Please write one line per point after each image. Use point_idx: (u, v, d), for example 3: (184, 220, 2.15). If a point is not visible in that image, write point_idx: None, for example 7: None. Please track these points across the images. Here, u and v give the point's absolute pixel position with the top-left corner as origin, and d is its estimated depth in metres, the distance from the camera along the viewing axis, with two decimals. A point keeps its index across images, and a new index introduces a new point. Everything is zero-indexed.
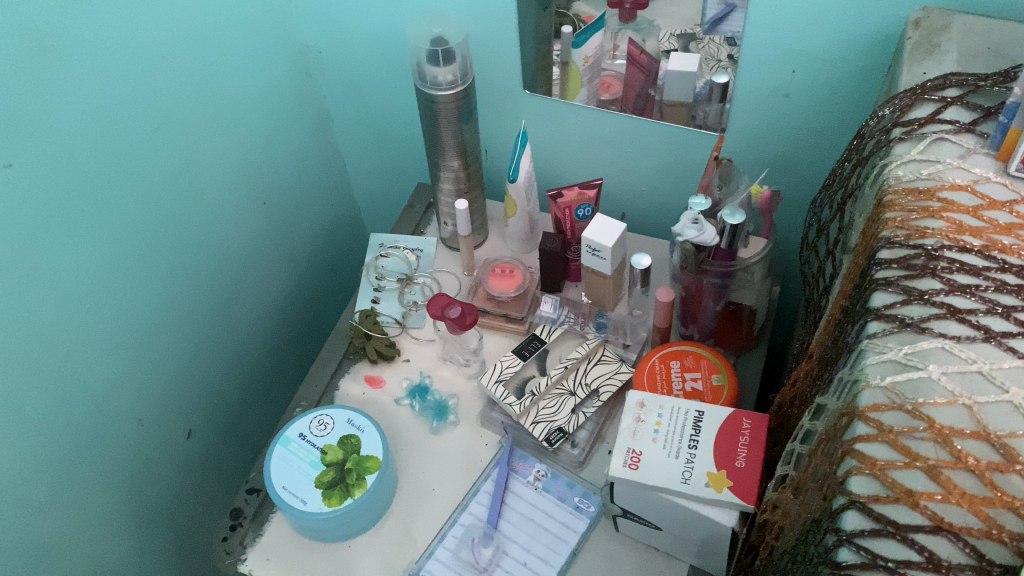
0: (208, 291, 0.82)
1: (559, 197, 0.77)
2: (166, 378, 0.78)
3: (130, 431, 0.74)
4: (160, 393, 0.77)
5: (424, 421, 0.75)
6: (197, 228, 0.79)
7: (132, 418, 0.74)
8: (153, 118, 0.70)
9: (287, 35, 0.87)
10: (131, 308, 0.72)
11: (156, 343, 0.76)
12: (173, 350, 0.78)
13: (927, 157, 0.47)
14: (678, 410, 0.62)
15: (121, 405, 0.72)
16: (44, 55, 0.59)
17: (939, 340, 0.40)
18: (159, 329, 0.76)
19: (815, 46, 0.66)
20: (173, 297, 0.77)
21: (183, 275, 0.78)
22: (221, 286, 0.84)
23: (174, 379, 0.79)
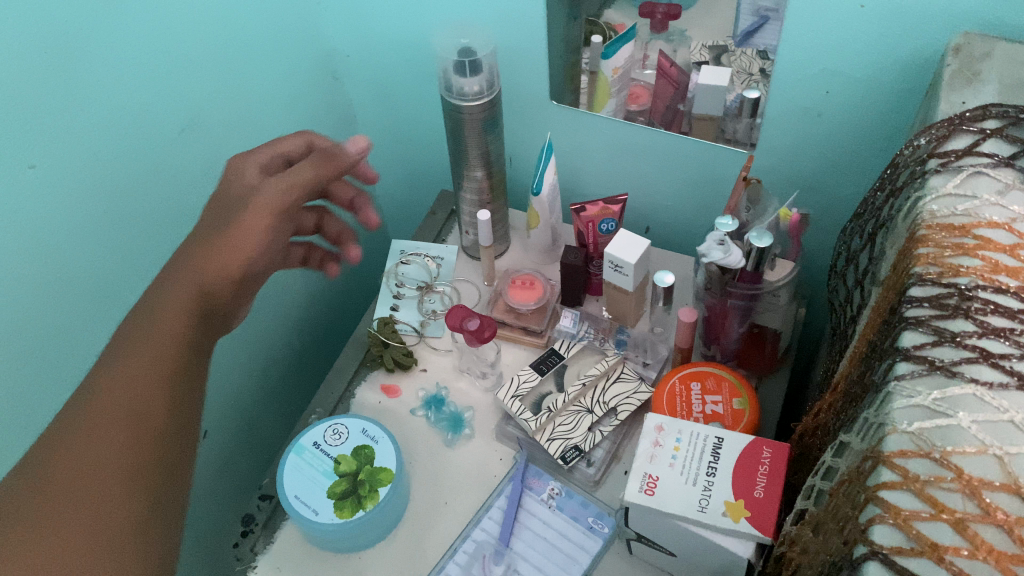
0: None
1: (581, 211, 0.76)
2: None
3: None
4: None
5: (439, 433, 0.74)
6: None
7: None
8: (177, 120, 0.70)
9: (313, 38, 0.87)
10: None
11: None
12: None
13: (963, 191, 0.46)
14: (697, 435, 0.61)
15: None
16: (71, 58, 0.59)
17: (971, 386, 0.38)
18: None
19: (849, 67, 0.64)
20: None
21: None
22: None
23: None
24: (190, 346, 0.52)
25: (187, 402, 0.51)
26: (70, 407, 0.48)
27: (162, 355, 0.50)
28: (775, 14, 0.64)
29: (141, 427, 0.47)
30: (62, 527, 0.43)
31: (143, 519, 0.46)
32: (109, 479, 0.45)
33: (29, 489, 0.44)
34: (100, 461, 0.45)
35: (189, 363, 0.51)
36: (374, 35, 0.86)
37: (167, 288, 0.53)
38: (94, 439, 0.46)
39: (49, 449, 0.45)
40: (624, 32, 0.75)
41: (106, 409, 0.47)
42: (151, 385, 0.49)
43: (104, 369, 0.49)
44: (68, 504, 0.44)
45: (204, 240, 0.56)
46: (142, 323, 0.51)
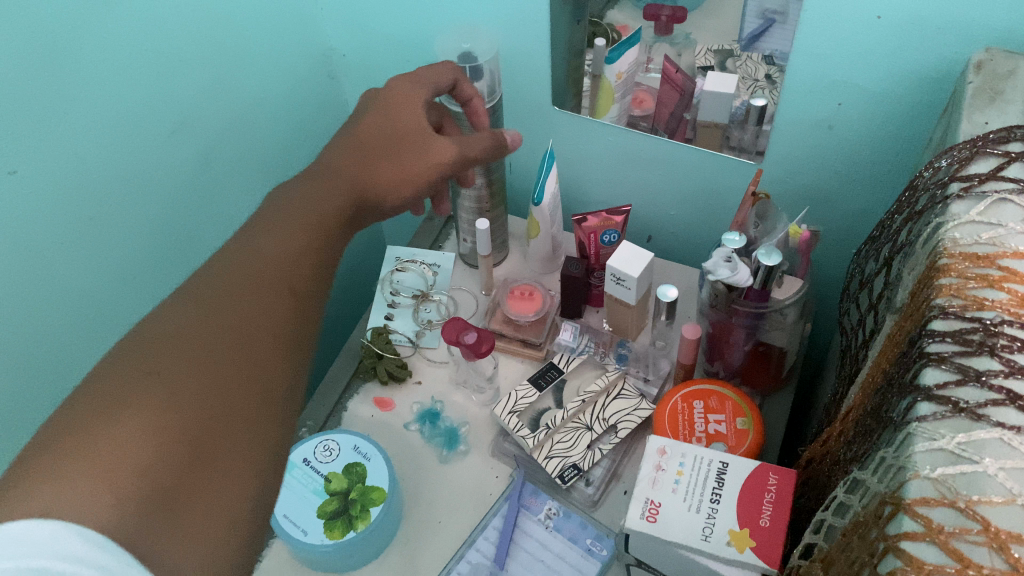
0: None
1: (583, 222, 0.74)
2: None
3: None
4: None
5: (434, 449, 0.72)
6: (205, 235, 0.76)
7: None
8: (167, 121, 0.68)
9: (309, 36, 0.84)
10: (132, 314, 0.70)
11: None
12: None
13: (987, 219, 0.44)
14: (701, 459, 0.59)
15: None
16: (57, 60, 0.56)
17: (998, 430, 0.36)
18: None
19: (865, 79, 0.62)
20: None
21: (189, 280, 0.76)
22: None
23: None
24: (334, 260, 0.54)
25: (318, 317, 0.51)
26: (215, 289, 0.46)
27: (307, 271, 0.51)
28: (781, 15, 0.62)
29: (275, 338, 0.46)
30: (198, 409, 0.41)
31: (267, 432, 0.44)
32: (251, 375, 0.44)
33: (164, 360, 0.42)
34: (223, 352, 0.44)
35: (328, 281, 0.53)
36: (373, 34, 0.83)
37: (319, 189, 0.55)
38: (235, 338, 0.45)
39: (190, 327, 0.44)
40: (628, 36, 0.73)
41: (252, 314, 0.46)
42: (289, 298, 0.49)
43: (245, 264, 0.48)
44: (208, 388, 0.42)
45: (356, 150, 0.58)
46: (289, 225, 0.52)
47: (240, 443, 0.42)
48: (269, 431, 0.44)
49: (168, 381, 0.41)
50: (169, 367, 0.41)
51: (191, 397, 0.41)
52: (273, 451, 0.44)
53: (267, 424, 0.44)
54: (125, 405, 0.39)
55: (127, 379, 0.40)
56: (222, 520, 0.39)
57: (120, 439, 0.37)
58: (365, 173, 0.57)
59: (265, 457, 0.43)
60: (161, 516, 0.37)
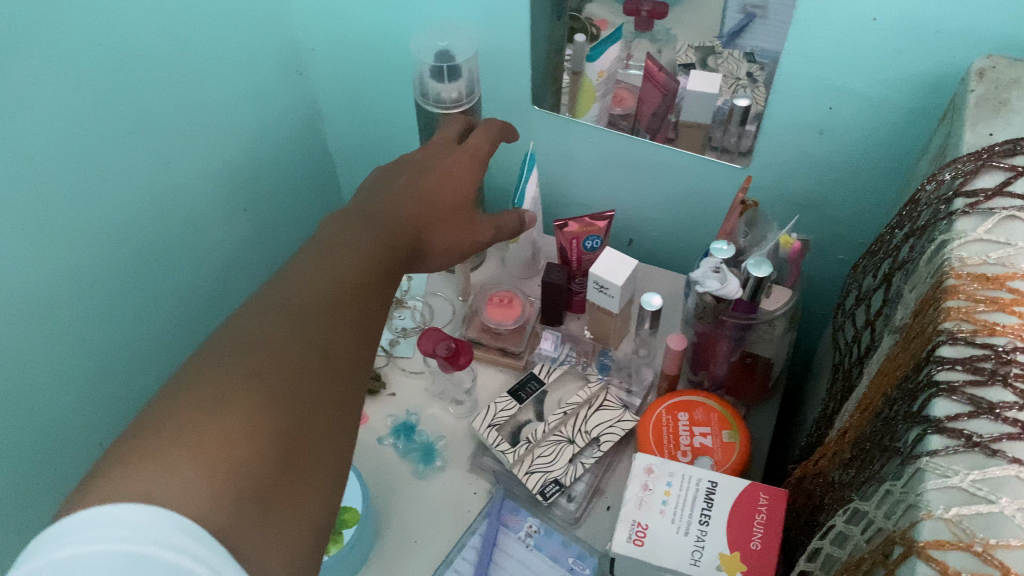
0: (173, 301, 0.76)
1: (564, 227, 0.71)
2: (118, 403, 0.71)
3: (83, 453, 0.69)
4: (116, 412, 0.72)
5: (410, 464, 0.69)
6: (167, 240, 0.73)
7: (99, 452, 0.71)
8: (124, 121, 0.64)
9: (277, 30, 0.80)
10: (92, 324, 0.66)
11: (119, 364, 0.70)
12: (136, 366, 0.73)
13: (995, 237, 0.42)
14: (689, 478, 0.57)
15: (74, 425, 0.67)
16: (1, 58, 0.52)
17: (1014, 467, 0.34)
18: (119, 347, 0.70)
19: (857, 84, 0.60)
20: (139, 312, 0.71)
21: (150, 287, 0.72)
22: (190, 296, 0.78)
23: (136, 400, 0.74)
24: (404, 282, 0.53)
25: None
26: (309, 293, 0.46)
27: (387, 290, 0.50)
28: (759, 9, 0.61)
29: (358, 353, 0.46)
30: (293, 416, 0.40)
31: (345, 445, 0.43)
32: (339, 387, 0.44)
33: (263, 361, 0.41)
34: (320, 362, 0.43)
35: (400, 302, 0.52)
36: (344, 29, 0.80)
37: (382, 229, 0.53)
38: (327, 347, 0.44)
39: (289, 329, 0.43)
40: (609, 32, 0.71)
41: (345, 328, 0.45)
42: (373, 315, 0.48)
43: (340, 273, 0.48)
44: (302, 394, 0.41)
45: (417, 201, 0.57)
46: (374, 244, 0.51)
47: (325, 454, 0.42)
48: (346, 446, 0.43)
49: (264, 384, 0.40)
50: (265, 368, 0.41)
51: (288, 400, 0.40)
52: (349, 466, 0.44)
53: (344, 437, 0.44)
54: (225, 405, 0.38)
55: (224, 378, 0.40)
56: (303, 527, 0.39)
57: (220, 440, 0.37)
58: (423, 230, 0.56)
59: (341, 471, 0.43)
60: (256, 516, 0.37)
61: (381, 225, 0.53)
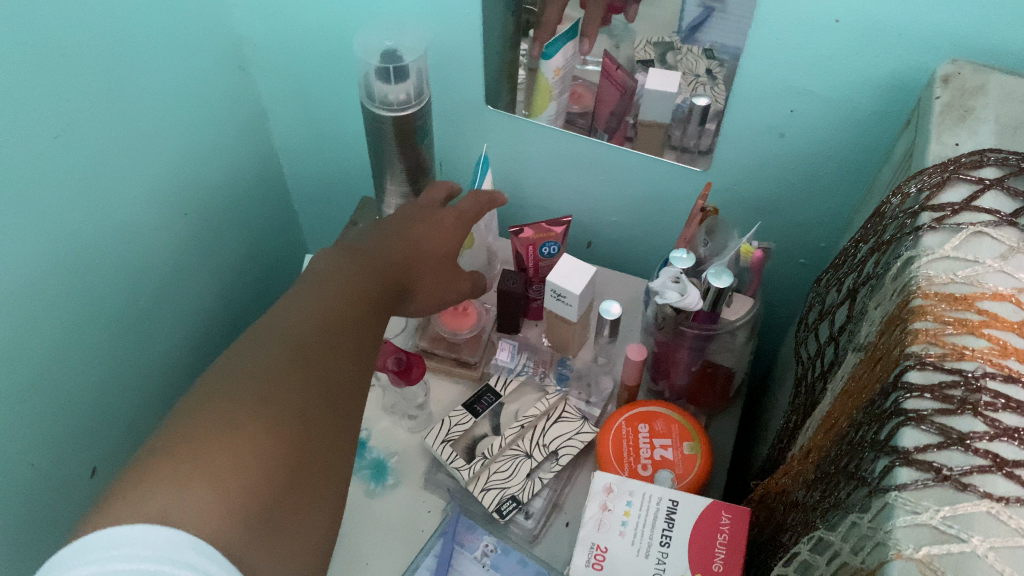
0: (124, 316, 0.71)
1: (521, 233, 0.69)
2: (69, 428, 0.67)
3: (25, 480, 0.63)
4: (69, 437, 0.67)
5: (361, 482, 0.66)
6: (114, 250, 0.68)
7: (51, 482, 0.66)
8: (57, 124, 0.59)
9: (218, 24, 0.76)
10: (30, 338, 0.60)
11: (69, 386, 0.66)
12: (87, 388, 0.68)
13: (963, 255, 0.40)
14: (650, 497, 0.55)
15: (13, 449, 0.61)
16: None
17: (985, 503, 0.33)
18: (63, 362, 0.64)
19: (821, 86, 0.58)
20: (88, 330, 0.67)
21: (99, 302, 0.67)
22: (142, 310, 0.74)
23: (88, 422, 0.69)
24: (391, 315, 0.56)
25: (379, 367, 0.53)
26: (304, 323, 0.48)
27: (376, 321, 0.53)
28: (718, 2, 0.57)
29: (354, 378, 0.48)
30: (298, 437, 0.42)
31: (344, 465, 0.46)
32: (338, 411, 0.46)
33: (267, 385, 0.43)
34: (319, 387, 0.45)
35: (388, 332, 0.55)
36: (286, 23, 0.76)
37: (375, 267, 0.55)
38: (325, 372, 0.46)
39: (289, 356, 0.45)
40: (565, 25, 0.67)
41: (341, 355, 0.48)
42: (365, 344, 0.50)
43: (335, 305, 0.50)
44: (305, 416, 0.43)
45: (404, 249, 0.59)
46: (363, 278, 0.54)
47: (327, 474, 0.44)
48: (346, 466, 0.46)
49: (270, 406, 0.42)
50: (269, 392, 0.43)
51: (291, 421, 0.43)
52: (345, 487, 0.46)
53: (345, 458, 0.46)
54: (233, 428, 0.41)
55: (230, 401, 0.42)
56: (303, 546, 0.42)
57: (231, 461, 0.39)
58: (408, 275, 0.58)
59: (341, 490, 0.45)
60: (260, 535, 0.39)
61: (371, 262, 0.56)
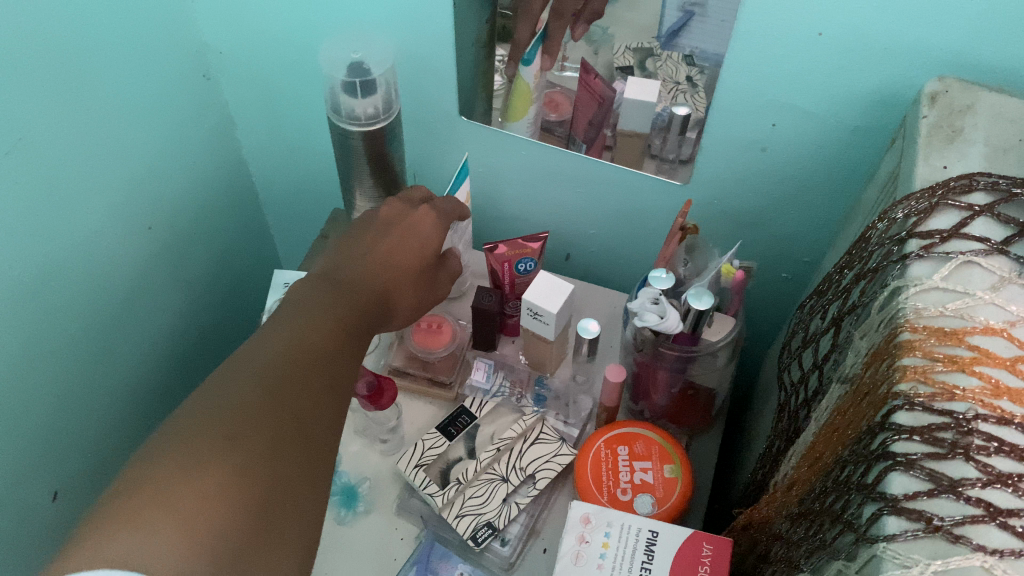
0: (88, 335, 0.68)
1: (496, 250, 0.66)
2: (29, 455, 0.63)
3: None
4: (30, 464, 0.64)
5: (331, 509, 0.64)
6: (76, 269, 0.65)
7: (11, 512, 0.63)
8: (11, 139, 0.56)
9: (182, 32, 0.73)
10: None
11: (27, 411, 0.63)
12: (46, 412, 0.65)
13: (952, 286, 0.38)
14: (629, 528, 0.53)
15: None
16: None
17: (979, 557, 0.31)
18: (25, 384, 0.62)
19: (805, 100, 0.56)
20: (47, 351, 0.64)
21: (58, 323, 0.64)
22: (106, 328, 0.71)
23: (48, 447, 0.66)
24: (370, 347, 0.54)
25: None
26: (281, 355, 0.46)
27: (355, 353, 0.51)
28: (699, 8, 0.55)
29: (332, 413, 0.46)
30: (273, 476, 0.40)
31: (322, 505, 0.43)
32: (316, 448, 0.44)
33: (242, 421, 0.41)
34: (296, 424, 0.43)
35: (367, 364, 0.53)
36: (252, 30, 0.73)
37: (351, 296, 0.53)
38: (302, 409, 0.44)
39: (264, 391, 0.43)
40: (537, 31, 0.66)
41: (320, 390, 0.46)
42: (344, 378, 0.48)
43: (313, 337, 0.48)
44: (281, 454, 0.41)
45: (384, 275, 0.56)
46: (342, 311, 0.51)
47: (304, 512, 0.41)
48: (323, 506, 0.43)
49: (244, 443, 0.40)
50: (243, 429, 0.41)
51: (265, 457, 0.40)
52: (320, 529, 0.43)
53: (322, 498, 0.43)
54: (205, 465, 0.38)
55: (201, 437, 0.40)
56: None
57: (202, 501, 0.37)
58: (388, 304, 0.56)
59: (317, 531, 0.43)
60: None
61: (351, 294, 0.53)
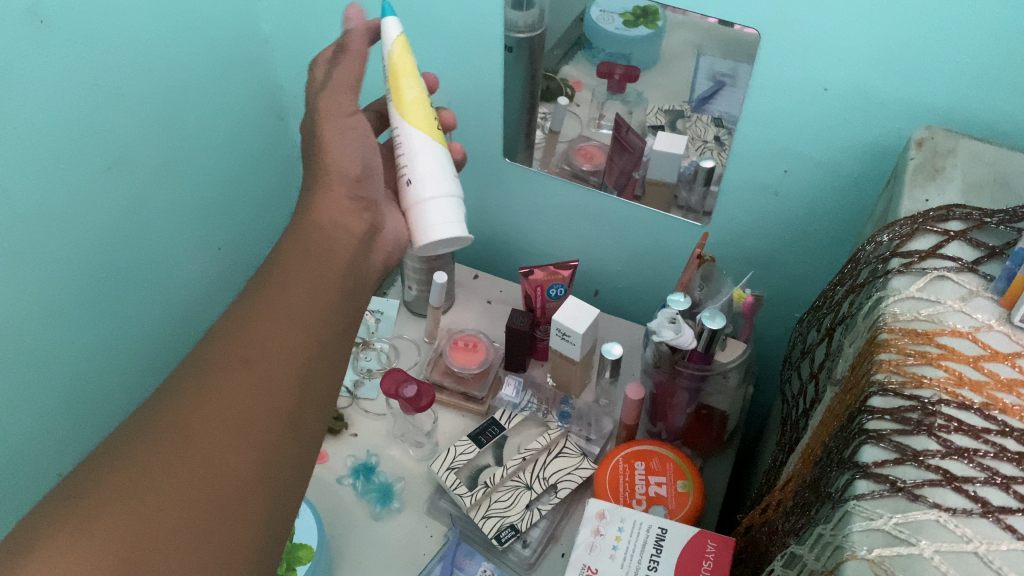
0: (137, 331, 0.78)
1: (530, 275, 0.74)
2: (73, 425, 0.72)
3: (34, 471, 0.69)
4: (74, 438, 0.73)
5: (367, 505, 0.70)
6: (135, 271, 0.76)
7: (51, 472, 0.71)
8: (92, 152, 0.67)
9: (259, 70, 0.86)
10: (50, 346, 0.67)
11: (78, 389, 0.72)
12: (94, 389, 0.74)
13: (926, 295, 0.44)
14: (641, 524, 0.58)
15: (26, 440, 0.67)
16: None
17: (934, 512, 0.36)
18: (81, 367, 0.72)
19: (810, 149, 0.63)
20: (97, 338, 0.73)
21: (110, 315, 0.74)
22: (152, 328, 0.80)
23: (91, 421, 0.75)
24: (327, 326, 0.49)
25: (326, 382, 0.47)
26: (218, 337, 0.46)
27: (295, 325, 0.47)
28: (732, 79, 0.62)
29: (256, 399, 0.43)
30: (151, 498, 0.39)
31: (250, 506, 0.41)
32: (225, 440, 0.42)
33: (123, 449, 0.41)
34: (212, 410, 0.43)
35: (329, 341, 0.48)
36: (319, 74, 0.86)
37: (313, 260, 0.51)
38: (205, 406, 0.43)
39: (202, 381, 0.44)
40: None
41: (228, 379, 0.44)
42: (270, 354, 0.45)
43: (229, 323, 0.47)
44: (163, 469, 0.40)
45: (332, 217, 0.54)
46: (271, 284, 0.49)
47: (213, 525, 0.40)
48: (256, 505, 0.41)
49: (163, 440, 0.41)
50: (124, 457, 0.41)
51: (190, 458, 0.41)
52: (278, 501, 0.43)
53: (257, 496, 0.42)
54: (75, 505, 0.38)
55: (88, 472, 0.40)
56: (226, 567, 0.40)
57: (111, 510, 0.38)
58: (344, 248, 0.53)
59: (254, 536, 0.41)
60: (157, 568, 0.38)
61: (310, 253, 0.51)
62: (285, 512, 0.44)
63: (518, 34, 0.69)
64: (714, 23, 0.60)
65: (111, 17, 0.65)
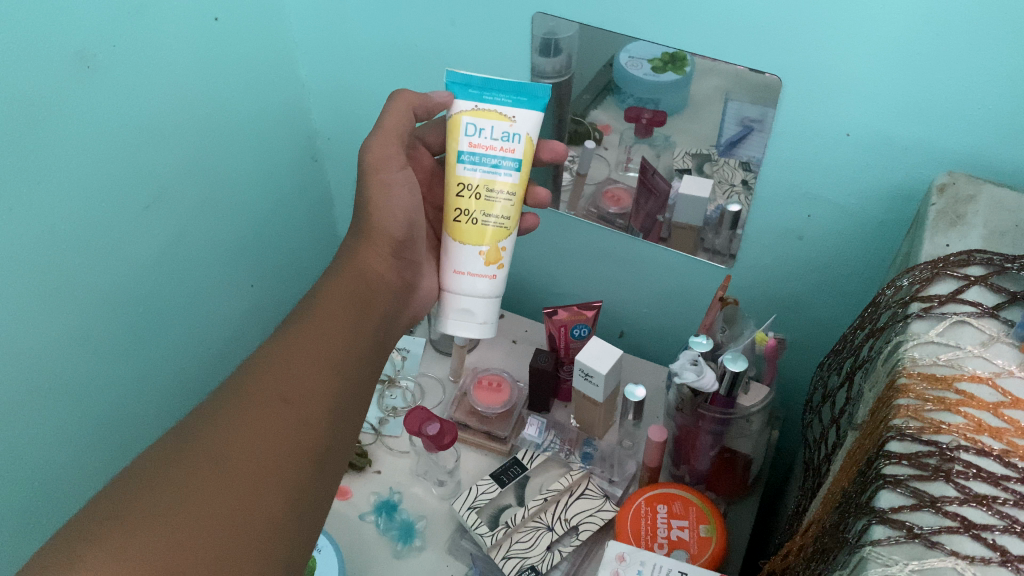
0: (173, 359, 0.81)
1: (554, 315, 0.74)
2: (106, 450, 0.74)
3: (66, 492, 0.71)
4: (107, 462, 0.75)
5: (389, 543, 0.70)
6: (175, 304, 0.79)
7: (84, 493, 0.73)
8: (136, 191, 0.70)
9: (296, 115, 0.89)
10: (89, 375, 0.70)
11: (112, 415, 0.74)
12: (126, 419, 0.76)
13: (946, 340, 0.45)
14: (660, 567, 0.57)
15: (60, 463, 0.70)
16: (25, 121, 0.58)
17: (951, 559, 0.35)
18: (117, 394, 0.74)
19: (833, 193, 0.63)
20: (134, 368, 0.75)
21: (147, 346, 0.76)
22: (188, 356, 0.83)
23: (125, 446, 0.77)
24: (354, 370, 0.53)
25: (350, 426, 0.51)
26: (248, 375, 0.49)
27: (327, 370, 0.51)
28: (758, 124, 0.63)
29: (286, 437, 0.47)
30: (184, 525, 0.42)
31: (280, 535, 0.44)
32: (259, 470, 0.45)
33: (158, 474, 0.44)
34: (244, 443, 0.46)
35: (355, 388, 0.52)
36: (353, 119, 0.89)
37: (340, 312, 0.55)
38: (241, 439, 0.46)
39: (233, 416, 0.47)
40: None
41: (263, 414, 0.47)
42: (306, 396, 0.49)
43: (264, 361, 0.50)
44: (199, 497, 0.43)
45: (360, 275, 0.58)
46: (303, 327, 0.53)
47: (243, 551, 0.42)
48: (282, 536, 0.44)
49: (195, 468, 0.44)
50: (163, 479, 0.43)
51: (222, 485, 0.44)
52: (301, 533, 0.46)
53: (282, 529, 0.44)
54: (109, 524, 0.41)
55: (127, 488, 0.43)
56: None
57: (144, 528, 0.41)
58: (366, 305, 0.57)
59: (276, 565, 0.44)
60: None
61: (336, 306, 0.55)
62: (303, 548, 0.46)
63: (547, 80, 0.71)
64: (745, 70, 0.60)
65: (159, 66, 0.68)
